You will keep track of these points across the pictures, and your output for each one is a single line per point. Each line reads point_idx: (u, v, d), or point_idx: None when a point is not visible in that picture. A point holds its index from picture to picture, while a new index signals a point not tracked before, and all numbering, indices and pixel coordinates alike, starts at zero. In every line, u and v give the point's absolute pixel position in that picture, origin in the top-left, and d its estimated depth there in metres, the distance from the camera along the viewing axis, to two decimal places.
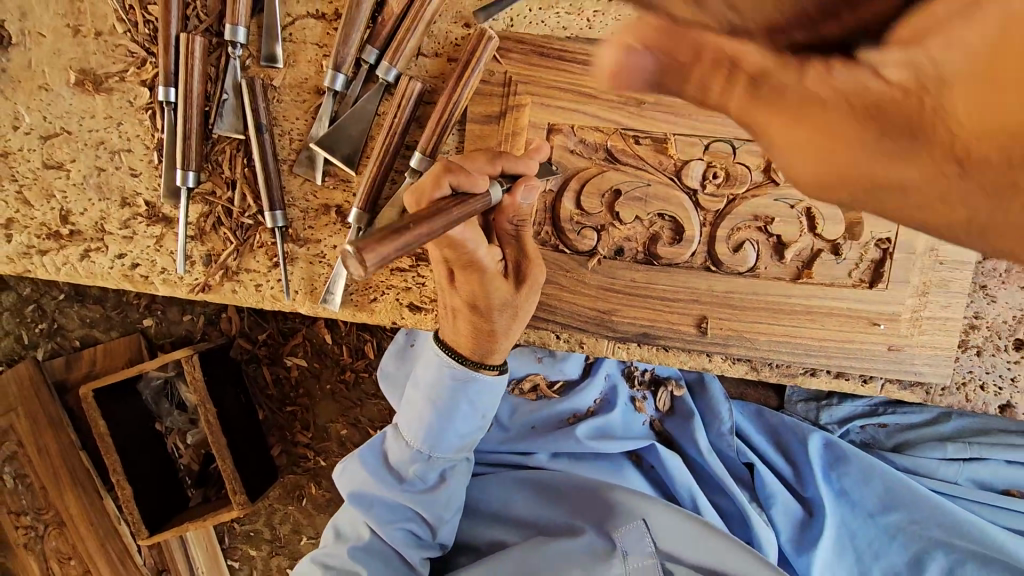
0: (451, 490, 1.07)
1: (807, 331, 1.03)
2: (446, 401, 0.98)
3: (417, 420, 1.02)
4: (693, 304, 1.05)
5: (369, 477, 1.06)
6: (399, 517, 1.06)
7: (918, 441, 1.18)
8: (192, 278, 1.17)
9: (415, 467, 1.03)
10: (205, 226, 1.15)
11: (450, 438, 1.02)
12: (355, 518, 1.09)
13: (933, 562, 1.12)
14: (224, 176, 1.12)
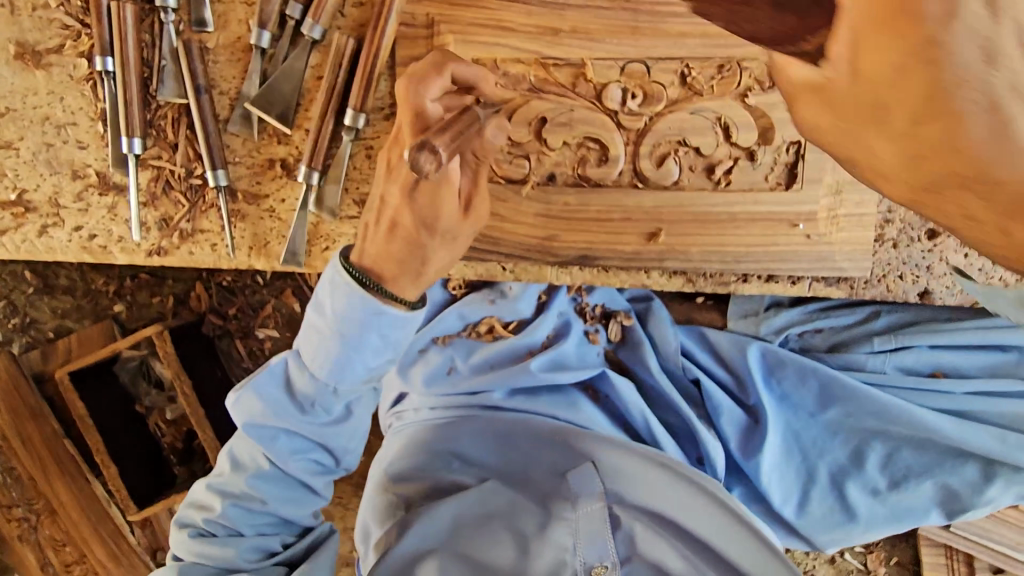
0: (358, 419, 1.13)
1: (734, 237, 1.08)
2: (351, 333, 1.00)
3: (322, 350, 1.03)
4: (630, 222, 1.09)
5: (265, 401, 1.10)
6: (295, 441, 1.12)
7: (853, 341, 1.24)
8: (148, 243, 1.21)
9: (322, 400, 1.07)
10: (157, 190, 1.18)
11: (357, 369, 1.04)
12: (251, 446, 1.13)
13: (872, 453, 1.20)
14: (169, 141, 1.16)
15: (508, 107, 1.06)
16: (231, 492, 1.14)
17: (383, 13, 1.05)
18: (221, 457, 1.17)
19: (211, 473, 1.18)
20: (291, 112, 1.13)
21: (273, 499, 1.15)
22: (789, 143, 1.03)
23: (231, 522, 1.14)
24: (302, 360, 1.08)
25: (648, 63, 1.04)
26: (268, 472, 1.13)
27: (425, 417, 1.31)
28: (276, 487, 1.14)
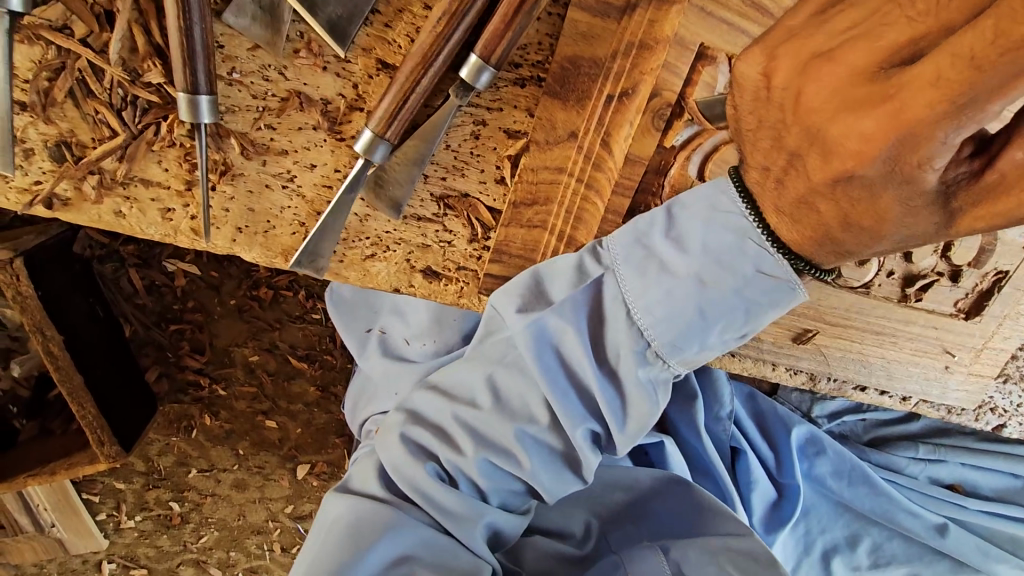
0: (463, 377, 0.74)
1: (883, 352, 0.92)
2: (683, 298, 0.61)
3: (649, 273, 0.62)
4: (791, 317, 0.87)
5: (546, 341, 0.68)
6: (495, 408, 0.71)
7: (890, 439, 1.25)
8: (28, 177, 0.65)
9: (427, 398, 0.76)
10: (53, 88, 0.62)
11: (689, 347, 0.63)
12: (468, 380, 0.73)
13: (866, 539, 1.19)
14: (94, 3, 0.59)
15: (725, 135, 0.69)
16: (434, 442, 0.74)
17: None
18: (390, 424, 0.77)
19: (379, 478, 0.77)
20: (359, 25, 0.62)
21: (491, 473, 0.73)
22: (995, 271, 0.88)
23: (420, 474, 0.74)
24: (589, 314, 0.67)
25: None
26: (492, 424, 0.71)
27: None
28: (488, 468, 0.73)
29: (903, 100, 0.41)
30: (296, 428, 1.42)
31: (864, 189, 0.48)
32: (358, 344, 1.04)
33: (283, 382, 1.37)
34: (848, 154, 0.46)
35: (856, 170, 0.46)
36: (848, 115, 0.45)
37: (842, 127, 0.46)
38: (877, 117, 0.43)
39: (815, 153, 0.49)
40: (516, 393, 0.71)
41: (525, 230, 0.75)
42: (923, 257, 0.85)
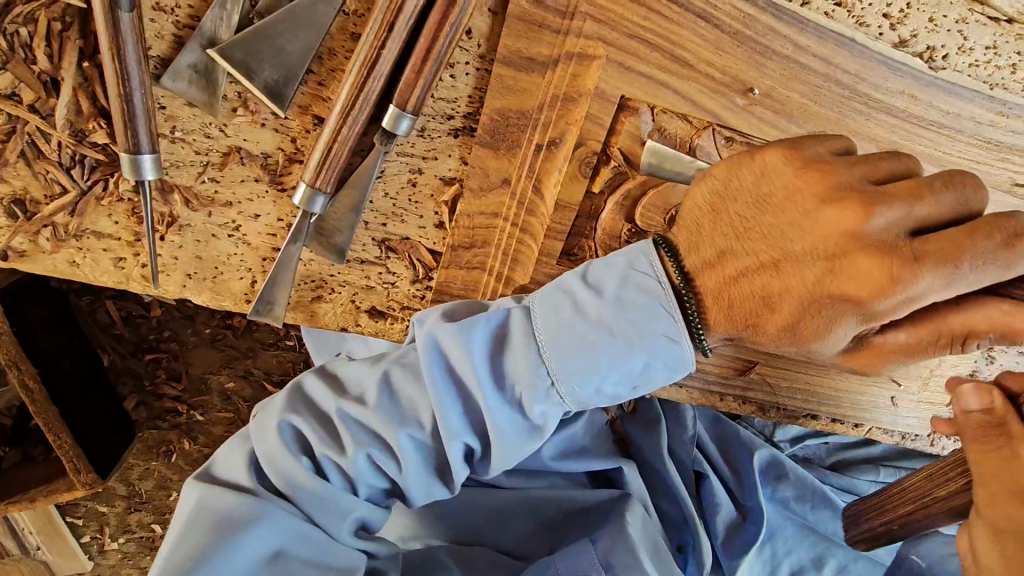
0: (360, 371, 0.73)
1: (830, 382, 0.94)
2: (589, 350, 0.65)
3: (569, 322, 0.66)
4: (734, 350, 0.89)
5: (441, 348, 0.69)
6: (386, 402, 0.70)
7: (853, 462, 1.27)
8: None
9: (318, 388, 0.74)
10: (6, 151, 0.65)
11: (585, 391, 0.67)
12: (363, 375, 0.72)
13: (832, 560, 1.19)
14: (40, 71, 0.62)
15: (651, 182, 0.72)
16: (316, 437, 0.71)
17: None
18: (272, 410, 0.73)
19: (251, 468, 0.72)
20: (292, 87, 0.66)
21: (366, 472, 0.72)
22: None
23: (299, 462, 0.70)
24: (499, 350, 0.69)
25: None
26: (376, 422, 0.70)
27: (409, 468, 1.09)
28: (365, 462, 0.71)
29: (854, 245, 0.59)
30: None
31: (842, 312, 0.61)
32: None
33: None
34: (835, 275, 0.60)
35: (863, 304, 0.59)
36: (899, 266, 0.57)
37: (861, 248, 0.58)
38: (888, 264, 0.57)
39: (839, 285, 0.60)
40: (407, 395, 0.71)
41: (465, 271, 0.78)
42: None
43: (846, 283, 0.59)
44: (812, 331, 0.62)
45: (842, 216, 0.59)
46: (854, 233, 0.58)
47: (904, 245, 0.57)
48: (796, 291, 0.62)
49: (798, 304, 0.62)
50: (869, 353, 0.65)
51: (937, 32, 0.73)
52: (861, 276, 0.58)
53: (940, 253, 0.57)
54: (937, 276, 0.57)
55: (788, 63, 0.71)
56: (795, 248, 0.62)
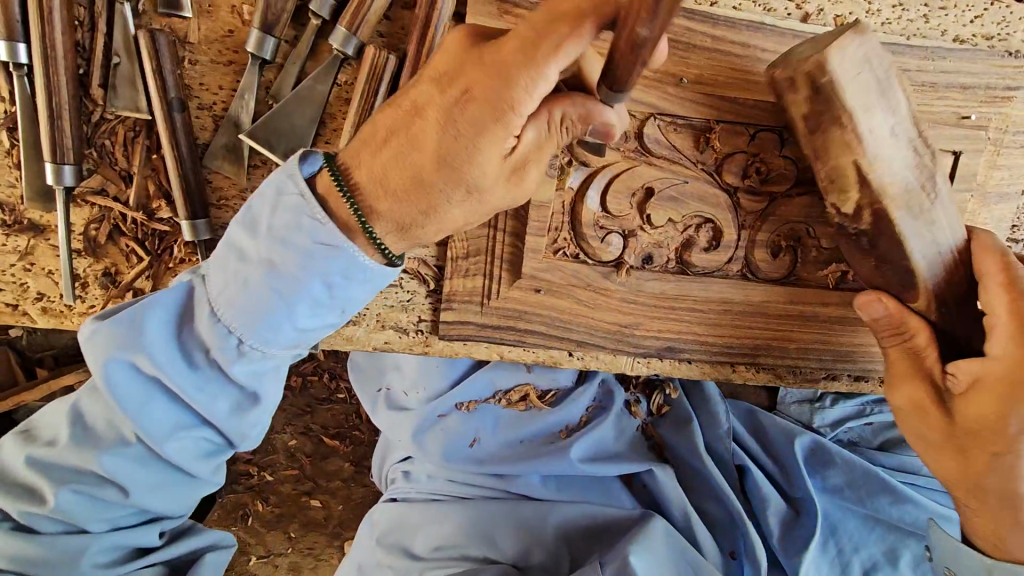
0: (260, 318, 0.73)
1: (836, 338, 0.96)
2: (339, 258, 0.71)
3: (301, 230, 0.70)
4: (726, 316, 0.93)
5: (306, 288, 0.72)
6: (256, 334, 0.74)
7: (901, 441, 1.24)
8: (86, 303, 0.87)
9: (217, 328, 0.74)
10: (98, 235, 0.84)
11: (346, 303, 0.76)
12: (267, 322, 0.74)
13: (907, 552, 1.15)
14: (120, 169, 0.82)
15: (609, 171, 0.83)
16: (198, 367, 0.76)
17: (431, 19, 0.76)
18: (106, 336, 0.75)
19: (160, 399, 0.77)
20: (304, 152, 0.82)
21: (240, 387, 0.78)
22: None
23: (160, 378, 0.76)
24: (284, 279, 0.72)
25: (782, 133, 0.85)
26: (250, 341, 0.75)
27: (439, 487, 1.18)
28: (203, 370, 0.77)
29: (422, 114, 0.66)
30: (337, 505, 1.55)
31: (442, 186, 0.68)
32: (372, 403, 1.23)
33: (320, 461, 1.52)
34: (411, 162, 0.68)
35: (436, 182, 0.68)
36: (444, 130, 0.65)
37: (398, 125, 0.68)
38: (427, 143, 0.66)
39: (405, 163, 0.68)
40: (270, 326, 0.74)
41: (466, 279, 0.89)
42: (834, 243, 0.90)
43: (401, 166, 0.68)
44: (432, 203, 0.69)
45: (426, 89, 0.66)
46: (441, 111, 0.65)
47: (455, 97, 0.64)
48: (392, 175, 0.69)
49: (406, 186, 0.69)
50: (457, 183, 0.67)
51: (840, 2, 0.84)
52: (448, 135, 0.65)
53: (478, 109, 0.63)
54: (514, 116, 0.63)
55: (711, 53, 0.82)
56: (408, 139, 0.67)
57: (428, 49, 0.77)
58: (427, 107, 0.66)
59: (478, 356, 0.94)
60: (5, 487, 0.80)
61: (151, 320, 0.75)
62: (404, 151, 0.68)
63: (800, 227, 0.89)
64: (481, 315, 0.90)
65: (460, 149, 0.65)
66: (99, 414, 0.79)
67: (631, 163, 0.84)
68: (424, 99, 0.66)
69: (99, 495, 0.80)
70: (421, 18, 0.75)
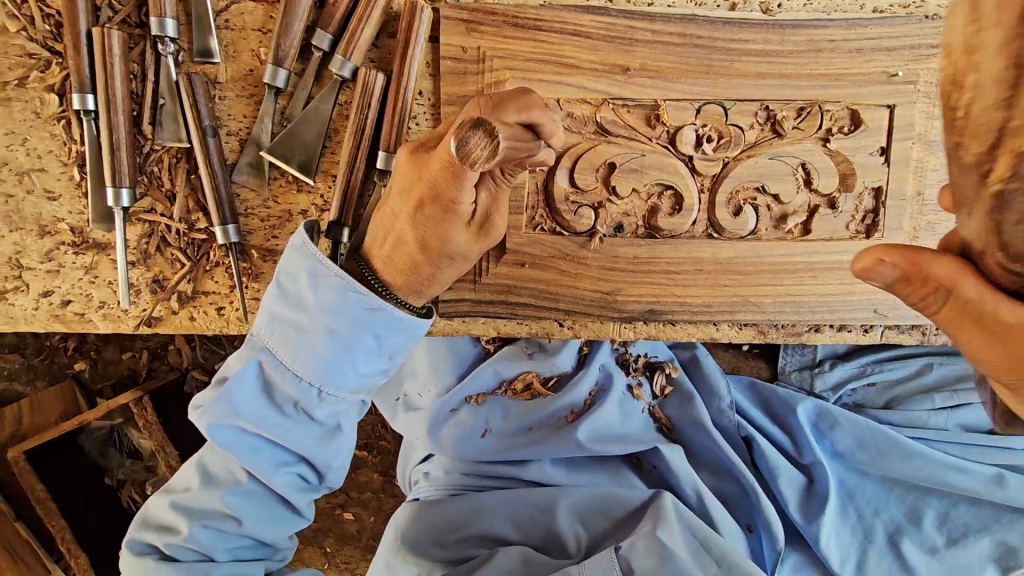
0: (326, 375, 0.87)
1: (809, 288, 1.02)
2: (388, 317, 0.86)
3: (351, 301, 0.84)
4: (699, 274, 1.01)
5: (362, 342, 0.87)
6: (330, 385, 0.88)
7: (907, 397, 1.26)
8: (139, 308, 1.02)
9: (293, 388, 0.88)
10: (149, 248, 1.00)
11: (395, 355, 0.91)
12: (331, 378, 0.88)
13: (928, 511, 1.17)
14: (165, 190, 0.98)
15: (572, 153, 0.95)
16: (286, 425, 0.89)
17: (409, 40, 0.92)
18: (208, 409, 0.87)
19: (260, 450, 0.89)
20: (314, 161, 0.97)
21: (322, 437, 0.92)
22: (870, 189, 0.98)
23: (258, 433, 0.88)
24: (346, 341, 0.86)
25: (725, 104, 0.96)
26: (321, 399, 0.89)
27: (457, 482, 1.25)
28: (292, 416, 0.89)
29: (398, 218, 0.85)
30: (369, 516, 1.62)
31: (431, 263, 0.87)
32: (390, 407, 1.33)
33: (351, 472, 1.61)
34: (405, 253, 0.87)
35: (426, 263, 0.87)
36: (416, 224, 0.84)
37: (389, 226, 0.87)
38: (411, 237, 0.85)
39: (402, 254, 0.88)
40: (335, 382, 0.88)
41: None
42: (790, 198, 0.98)
43: (400, 257, 0.87)
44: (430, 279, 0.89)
45: (395, 202, 0.85)
46: (409, 212, 0.83)
47: (416, 200, 0.82)
48: (391, 265, 0.89)
49: (407, 271, 0.88)
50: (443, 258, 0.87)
51: None
52: (420, 229, 0.84)
53: (436, 209, 0.81)
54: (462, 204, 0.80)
55: (652, 43, 0.94)
56: (396, 238, 0.87)
57: (408, 66, 0.93)
58: (400, 214, 0.85)
59: (477, 331, 1.04)
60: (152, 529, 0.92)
61: (241, 415, 0.87)
62: (398, 245, 0.87)
63: (755, 186, 0.98)
64: (475, 291, 1.01)
65: (435, 237, 0.84)
66: (219, 462, 0.91)
67: (593, 142, 0.96)
68: (397, 207, 0.85)
69: (224, 530, 0.91)
70: (400, 40, 0.91)
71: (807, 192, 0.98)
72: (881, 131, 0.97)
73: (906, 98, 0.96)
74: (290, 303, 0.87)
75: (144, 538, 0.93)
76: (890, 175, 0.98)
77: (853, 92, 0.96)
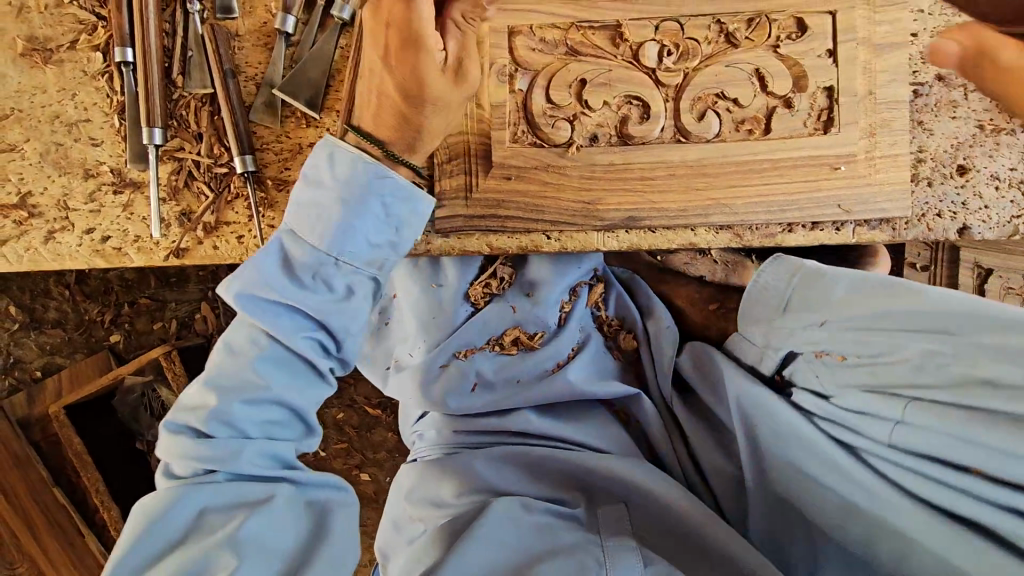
0: (338, 239, 0.94)
1: (776, 186, 1.09)
2: (389, 181, 0.95)
3: (360, 171, 0.94)
4: (671, 178, 1.09)
5: (368, 205, 0.95)
6: (342, 246, 0.95)
7: (871, 367, 0.82)
8: (169, 240, 1.14)
9: (310, 258, 0.95)
10: (177, 184, 1.12)
11: (400, 228, 0.98)
12: (341, 242, 0.94)
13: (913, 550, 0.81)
14: (191, 132, 1.11)
15: (546, 72, 1.06)
16: (305, 294, 0.94)
17: None
18: (233, 282, 0.93)
19: (276, 324, 0.93)
20: (319, 99, 1.11)
21: (341, 310, 0.96)
22: (823, 89, 1.07)
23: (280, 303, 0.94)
24: (356, 206, 0.94)
25: (681, 20, 1.06)
26: (337, 266, 0.95)
27: (453, 441, 1.27)
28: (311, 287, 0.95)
29: (374, 71, 0.95)
30: (385, 476, 1.66)
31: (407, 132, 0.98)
32: (383, 376, 1.38)
33: (366, 433, 1.66)
34: (388, 115, 0.97)
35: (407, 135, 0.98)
36: (393, 72, 0.93)
37: (381, 87, 0.95)
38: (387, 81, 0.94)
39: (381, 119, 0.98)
40: (348, 248, 0.95)
41: (451, 180, 1.11)
42: (749, 101, 1.07)
43: (384, 116, 0.97)
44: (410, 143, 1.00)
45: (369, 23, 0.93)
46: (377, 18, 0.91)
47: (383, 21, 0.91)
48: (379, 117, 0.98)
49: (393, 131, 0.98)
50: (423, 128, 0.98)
51: None
52: (399, 75, 0.92)
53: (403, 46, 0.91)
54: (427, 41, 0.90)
55: None
56: (382, 90, 0.95)
57: None
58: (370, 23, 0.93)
59: (471, 247, 1.14)
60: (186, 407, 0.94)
61: (263, 283, 0.93)
62: (385, 114, 0.97)
63: (715, 92, 1.07)
64: (467, 207, 1.11)
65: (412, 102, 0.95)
66: (242, 336, 0.94)
67: (564, 63, 1.07)
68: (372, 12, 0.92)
69: (259, 398, 0.94)
70: None
71: (764, 95, 1.07)
72: (828, 34, 1.06)
73: (847, 3, 1.05)
74: (305, 183, 0.96)
75: (179, 421, 0.94)
76: (841, 73, 1.06)
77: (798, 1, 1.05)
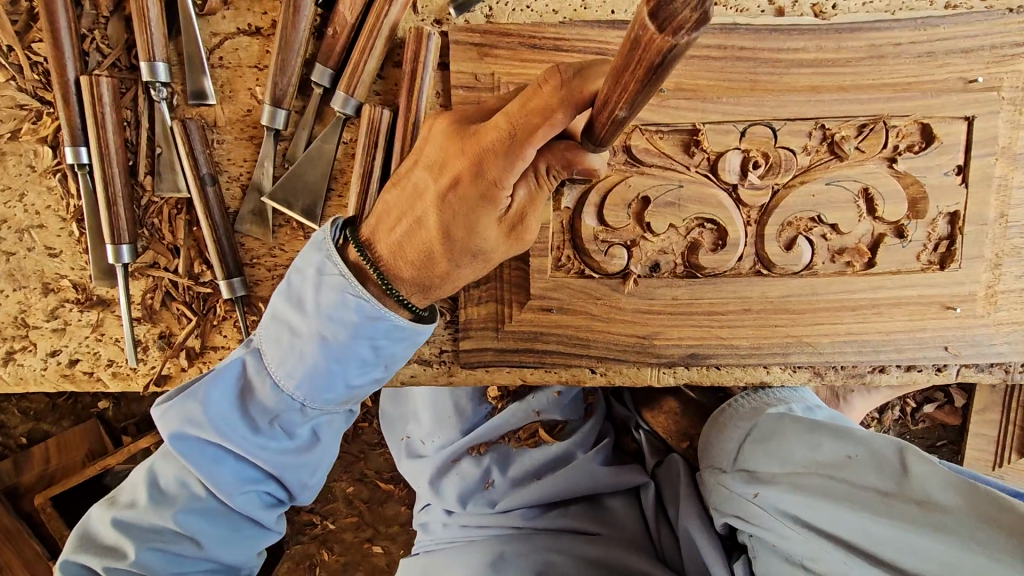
0: (308, 391, 0.74)
1: (873, 326, 0.90)
2: (377, 323, 0.71)
3: (347, 309, 0.69)
4: (746, 314, 0.90)
5: (348, 351, 0.72)
6: (312, 397, 0.74)
7: (801, 459, 0.86)
8: (148, 365, 0.97)
9: (274, 401, 0.75)
10: (153, 303, 0.95)
11: (385, 367, 0.76)
12: (313, 392, 0.74)
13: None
14: (166, 243, 0.92)
15: (600, 186, 0.85)
16: (258, 440, 0.76)
17: (416, 70, 0.84)
18: (172, 411, 0.75)
19: (218, 468, 0.77)
20: (317, 206, 0.90)
21: (298, 456, 0.79)
22: (943, 215, 0.86)
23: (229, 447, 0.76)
24: (335, 351, 0.72)
25: (774, 125, 0.84)
26: (303, 413, 0.76)
27: (453, 535, 1.21)
28: (268, 434, 0.76)
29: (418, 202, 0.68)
30: (399, 550, 1.57)
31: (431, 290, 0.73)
32: (398, 450, 1.33)
33: (378, 506, 1.56)
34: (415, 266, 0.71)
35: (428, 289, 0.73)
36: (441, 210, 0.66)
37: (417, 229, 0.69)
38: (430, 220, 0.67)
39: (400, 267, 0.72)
40: (317, 398, 0.75)
41: (480, 307, 0.92)
42: (850, 228, 0.87)
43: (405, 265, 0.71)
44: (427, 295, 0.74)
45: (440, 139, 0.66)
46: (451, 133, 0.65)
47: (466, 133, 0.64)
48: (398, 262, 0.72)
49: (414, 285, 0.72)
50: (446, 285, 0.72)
51: None
52: (448, 214, 0.65)
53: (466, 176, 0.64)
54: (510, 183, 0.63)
55: (689, 59, 0.83)
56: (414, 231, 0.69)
57: (417, 101, 0.85)
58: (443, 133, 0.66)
59: (502, 381, 0.96)
60: (94, 547, 0.80)
61: (205, 423, 0.74)
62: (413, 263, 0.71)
63: (810, 215, 0.87)
64: (498, 339, 0.93)
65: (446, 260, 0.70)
66: (172, 474, 0.79)
67: (624, 175, 0.86)
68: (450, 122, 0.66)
69: (181, 552, 0.79)
70: (406, 72, 0.83)
71: (870, 220, 0.87)
72: (958, 147, 0.84)
73: (990, 107, 0.82)
74: (281, 297, 0.73)
75: (82, 562, 0.79)
76: (969, 198, 0.85)
77: (924, 104, 0.83)
